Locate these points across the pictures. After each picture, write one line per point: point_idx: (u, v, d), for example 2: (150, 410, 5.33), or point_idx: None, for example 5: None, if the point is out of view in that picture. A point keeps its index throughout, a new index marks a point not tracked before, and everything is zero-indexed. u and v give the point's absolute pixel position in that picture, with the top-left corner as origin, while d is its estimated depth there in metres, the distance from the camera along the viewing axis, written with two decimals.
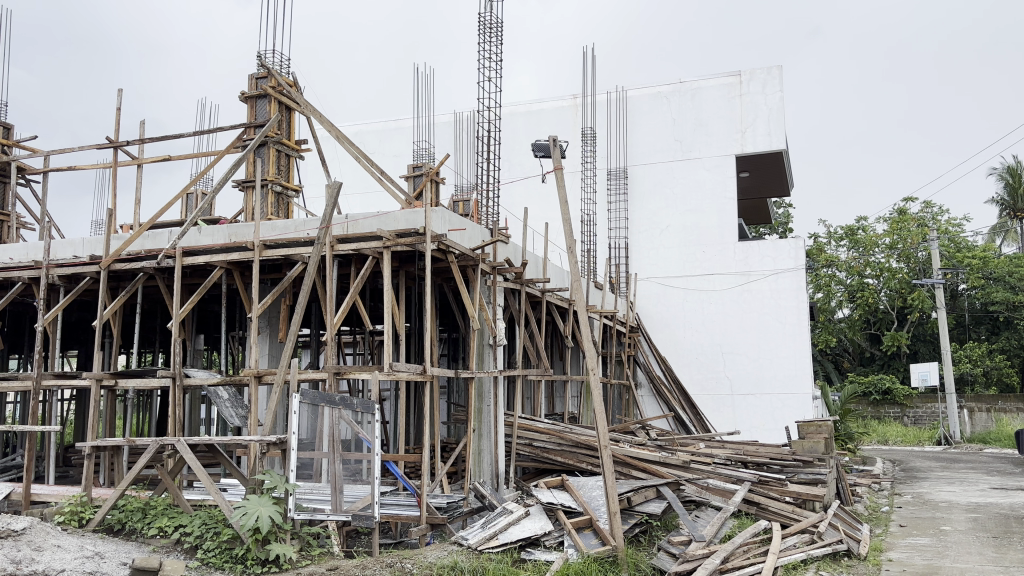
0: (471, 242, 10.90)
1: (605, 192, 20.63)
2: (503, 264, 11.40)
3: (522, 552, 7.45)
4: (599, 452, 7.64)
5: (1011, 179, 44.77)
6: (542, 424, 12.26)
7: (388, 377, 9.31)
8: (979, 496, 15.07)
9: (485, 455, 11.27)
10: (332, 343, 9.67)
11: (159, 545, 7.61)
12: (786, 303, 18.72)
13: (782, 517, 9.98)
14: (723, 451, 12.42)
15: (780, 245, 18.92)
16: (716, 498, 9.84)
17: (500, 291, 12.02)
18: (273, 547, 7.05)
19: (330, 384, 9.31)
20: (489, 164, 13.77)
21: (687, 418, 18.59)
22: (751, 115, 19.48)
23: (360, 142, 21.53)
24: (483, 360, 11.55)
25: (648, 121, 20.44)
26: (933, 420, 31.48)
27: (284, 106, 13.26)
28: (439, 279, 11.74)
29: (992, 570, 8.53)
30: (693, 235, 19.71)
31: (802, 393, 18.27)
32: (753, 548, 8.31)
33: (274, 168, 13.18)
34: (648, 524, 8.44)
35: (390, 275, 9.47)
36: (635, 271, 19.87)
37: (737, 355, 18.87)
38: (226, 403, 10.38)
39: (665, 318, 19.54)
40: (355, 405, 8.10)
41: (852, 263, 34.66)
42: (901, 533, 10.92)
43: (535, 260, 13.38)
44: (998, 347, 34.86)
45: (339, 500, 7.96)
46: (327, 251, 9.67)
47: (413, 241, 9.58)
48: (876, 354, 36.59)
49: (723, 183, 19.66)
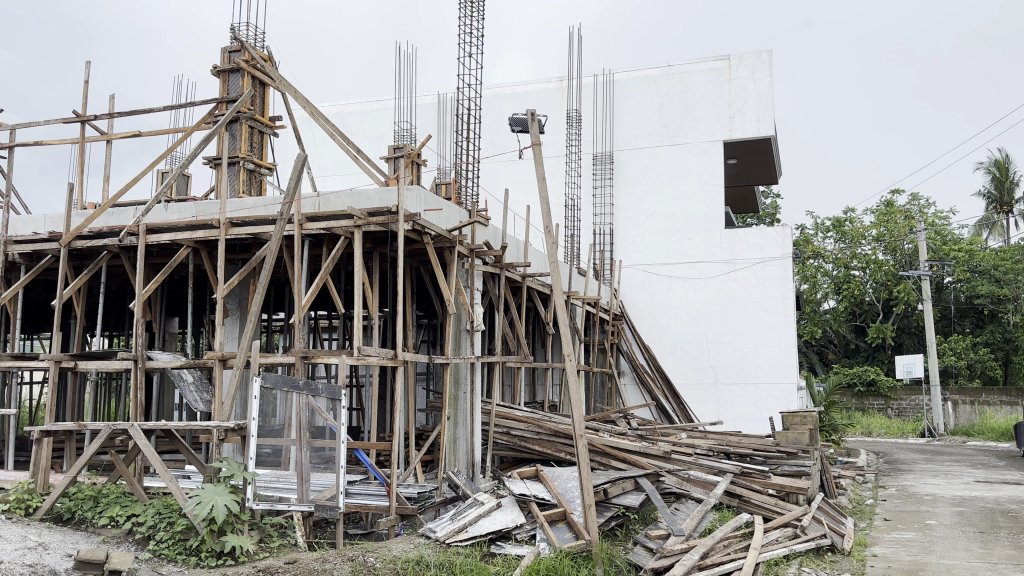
0: (449, 223, 10.49)
1: (590, 176, 20.27)
2: (481, 247, 11.02)
3: (492, 545, 7.09)
4: (574, 442, 7.25)
5: (997, 172, 44.71)
6: (521, 412, 11.94)
7: (356, 361, 8.83)
8: (964, 489, 14.88)
9: (460, 443, 10.94)
10: (301, 325, 9.25)
11: (109, 535, 7.21)
12: (773, 292, 18.44)
13: (764, 510, 9.66)
14: (704, 442, 12.12)
15: (767, 233, 18.63)
16: (696, 490, 9.53)
17: (479, 275, 11.64)
18: (228, 538, 6.71)
19: (297, 369, 8.90)
20: (469, 144, 13.36)
21: (669, 407, 18.27)
22: (739, 100, 19.15)
23: (341, 123, 21.05)
24: (460, 345, 11.18)
25: (635, 105, 20.07)
26: (916, 412, 31.51)
27: (257, 81, 12.81)
28: (415, 260, 11.37)
29: (980, 567, 8.27)
30: (680, 222, 19.39)
31: (787, 384, 18.03)
32: (734, 543, 8.01)
33: (247, 144, 12.78)
34: (625, 516, 8.10)
35: (360, 256, 9.08)
36: (619, 258, 19.54)
37: (722, 344, 18.59)
38: (189, 387, 9.88)
39: (649, 306, 19.23)
40: (320, 391, 7.66)
41: (839, 255, 34.44)
42: (885, 527, 10.66)
43: (516, 244, 12.96)
44: (981, 341, 34.95)
45: (305, 490, 7.64)
46: (296, 229, 9.26)
47: (386, 220, 9.18)
48: (860, 346, 36.54)
49: (710, 169, 19.33)
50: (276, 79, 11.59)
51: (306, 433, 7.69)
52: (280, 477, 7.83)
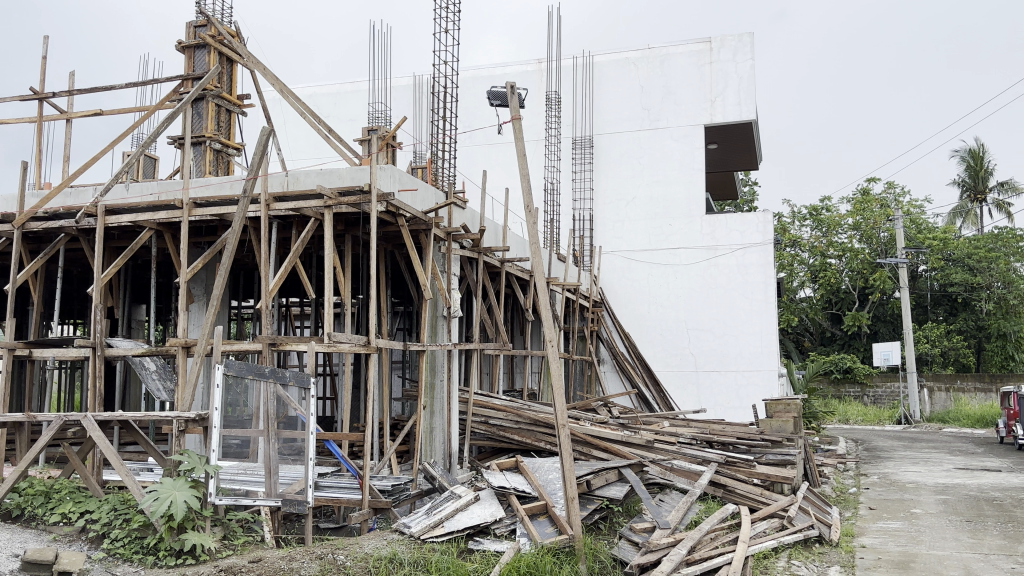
0: (424, 204, 10.07)
1: (570, 160, 19.89)
2: (458, 230, 10.60)
3: (469, 541, 6.69)
4: (557, 432, 6.87)
5: (972, 161, 44.83)
6: (499, 401, 11.60)
7: (326, 349, 8.36)
8: (946, 476, 14.73)
9: (437, 434, 10.56)
10: (269, 311, 8.81)
11: (61, 534, 6.76)
12: (753, 278, 18.20)
13: (749, 501, 9.39)
14: (687, 430, 11.83)
15: (748, 218, 18.37)
16: (681, 480, 9.23)
17: (456, 259, 11.20)
18: (188, 536, 6.30)
19: (264, 357, 8.45)
20: (446, 124, 12.92)
21: (650, 395, 18.20)
22: (720, 84, 18.85)
23: (314, 105, 20.51)
24: (437, 332, 10.80)
25: (615, 88, 19.70)
26: (892, 400, 31.51)
27: (225, 57, 12.30)
28: (390, 243, 10.96)
29: (972, 558, 8.05)
30: (660, 207, 19.09)
31: (767, 370, 17.85)
32: (722, 536, 7.72)
33: (214, 124, 12.30)
34: (609, 509, 7.75)
35: (329, 238, 8.64)
36: (599, 245, 19.21)
37: (702, 332, 18.35)
38: (152, 375, 9.45)
39: (629, 293, 18.95)
40: (288, 378, 7.35)
41: (815, 243, 34.49)
42: (871, 516, 10.44)
43: (495, 228, 12.52)
44: (955, 329, 35.14)
45: (273, 484, 7.25)
46: (263, 210, 8.79)
47: (358, 200, 8.74)
48: (837, 334, 36.57)
49: (691, 154, 19.02)
50: (243, 55, 11.11)
51: (274, 424, 7.27)
52: (247, 470, 7.19)
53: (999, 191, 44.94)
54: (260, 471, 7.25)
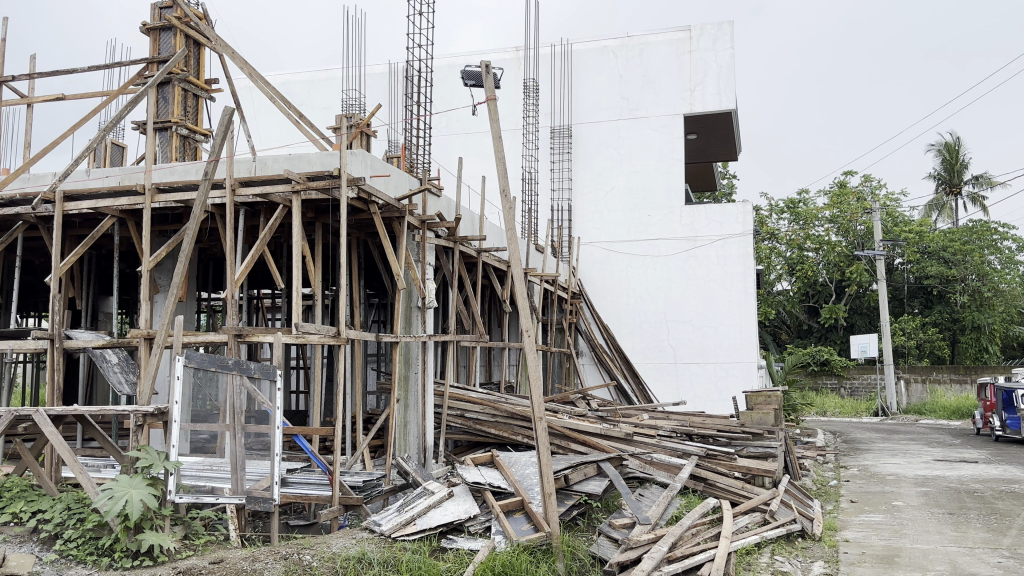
0: (397, 191, 9.75)
1: (548, 150, 19.62)
2: (433, 218, 10.28)
3: (443, 539, 6.40)
4: (534, 425, 6.59)
5: (947, 155, 45.02)
6: (475, 395, 11.33)
7: (293, 340, 8.00)
8: (925, 468, 14.64)
9: (411, 428, 10.29)
10: (234, 301, 8.47)
11: (10, 534, 6.41)
12: (733, 269, 18.04)
13: (730, 495, 9.19)
14: (667, 423, 11.62)
15: (728, 209, 18.20)
16: (661, 474, 9.01)
17: (431, 249, 10.88)
18: (144, 537, 5.97)
19: (230, 349, 8.11)
20: (421, 110, 12.58)
21: (629, 388, 17.96)
22: (700, 73, 18.65)
23: (287, 93, 20.09)
24: (411, 323, 10.47)
25: (594, 77, 19.44)
26: (869, 392, 31.57)
27: (192, 40, 11.90)
28: (362, 231, 10.64)
29: (957, 551, 7.89)
30: (639, 198, 18.87)
31: (747, 362, 17.71)
32: (704, 531, 7.51)
33: (181, 109, 11.88)
34: (587, 505, 7.46)
35: (297, 225, 8.30)
36: (578, 235, 18.97)
37: (681, 324, 18.17)
38: (114, 367, 9.16)
39: (607, 285, 18.73)
40: (253, 370, 7.00)
41: (793, 236, 34.51)
42: (853, 509, 10.29)
43: (471, 217, 12.21)
44: (930, 321, 35.31)
45: (239, 480, 6.97)
46: (228, 195, 8.44)
47: (328, 185, 8.42)
48: (813, 327, 36.63)
49: (670, 144, 18.82)
50: (210, 37, 10.72)
51: (241, 417, 7.02)
52: (212, 467, 7.05)
53: (974, 185, 45.20)
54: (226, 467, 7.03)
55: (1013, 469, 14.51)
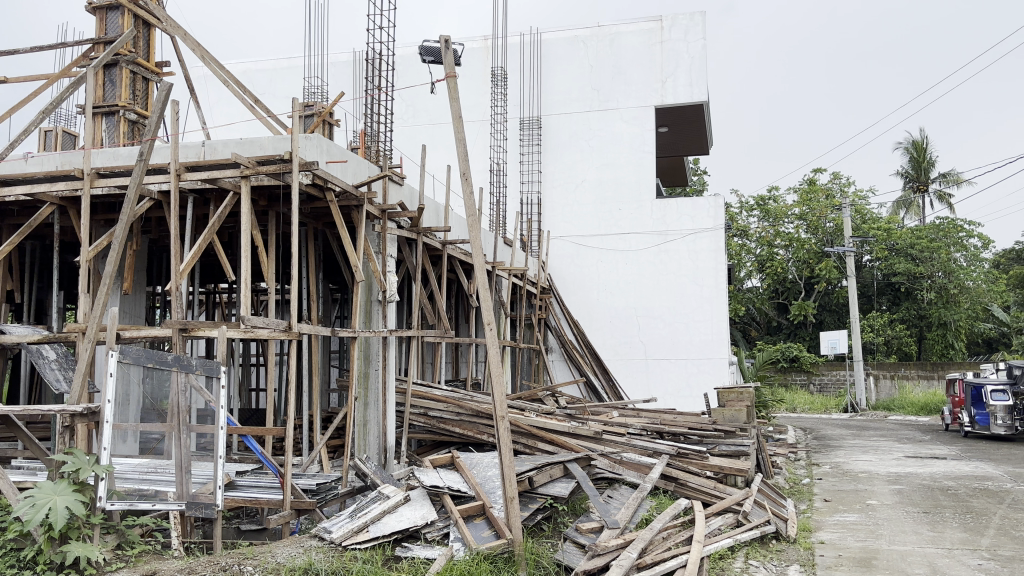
0: (356, 178, 9.27)
1: (516, 142, 19.23)
2: (394, 208, 9.80)
3: (397, 547, 5.95)
4: (495, 423, 6.13)
5: (915, 153, 45.31)
6: (439, 392, 10.90)
7: (240, 335, 7.50)
8: (898, 465, 14.45)
9: (371, 428, 9.85)
10: (180, 293, 7.97)
11: None
12: (704, 263, 17.77)
13: (702, 495, 8.85)
14: (637, 421, 11.29)
15: (699, 202, 17.93)
16: (630, 474, 8.67)
17: (393, 240, 10.41)
18: (69, 548, 5.52)
19: (175, 344, 7.62)
20: (383, 96, 12.09)
21: (599, 384, 17.68)
22: (671, 64, 18.33)
23: (248, 83, 19.49)
24: (371, 318, 10.01)
25: (563, 67, 19.06)
26: (838, 388, 31.59)
27: (141, 21, 11.35)
28: (320, 222, 10.16)
29: (936, 553, 7.62)
30: (610, 191, 18.54)
31: (718, 358, 17.45)
32: (675, 535, 7.14)
33: (129, 93, 11.33)
34: (553, 509, 7.00)
35: (245, 211, 7.81)
36: (547, 229, 18.59)
37: (652, 319, 17.87)
38: (52, 364, 8.40)
39: (577, 280, 18.38)
40: (193, 366, 6.53)
41: (762, 233, 34.56)
42: (827, 508, 10.01)
43: (435, 207, 11.74)
44: (898, 318, 35.44)
45: (183, 483, 6.59)
46: (173, 180, 7.95)
47: (279, 169, 7.93)
48: (783, 324, 36.59)
49: (641, 136, 18.50)
50: (158, 17, 10.17)
51: (186, 415, 6.58)
52: (156, 469, 6.60)
53: (941, 182, 45.49)
54: (170, 469, 6.64)
55: (984, 465, 14.37)
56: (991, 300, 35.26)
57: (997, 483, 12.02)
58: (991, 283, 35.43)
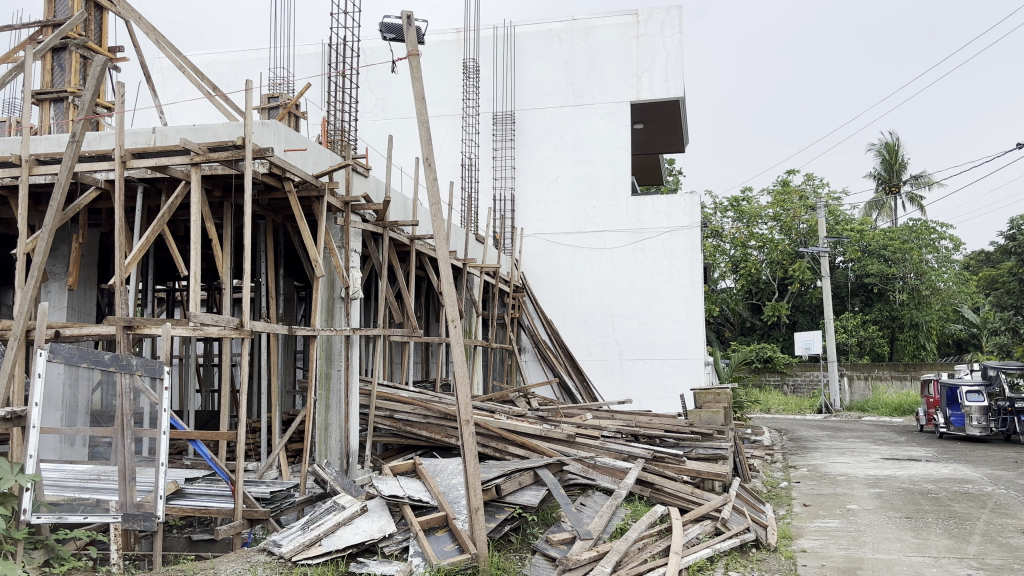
0: (315, 167, 8.77)
1: (489, 136, 18.79)
2: (358, 200, 9.31)
3: (351, 563, 5.48)
4: (460, 427, 5.66)
5: (887, 155, 45.44)
6: (406, 394, 10.44)
7: (188, 333, 6.99)
8: (875, 467, 14.19)
9: (333, 431, 9.36)
10: (124, 288, 7.42)
11: None
12: (679, 262, 17.45)
13: (679, 500, 8.48)
14: (611, 423, 10.90)
15: (674, 200, 17.61)
16: (604, 479, 8.25)
17: (357, 234, 9.91)
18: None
19: (118, 343, 7.05)
20: (348, 83, 11.57)
21: (573, 385, 17.32)
22: (647, 59, 17.99)
23: (213, 74, 18.92)
24: (333, 316, 9.50)
25: (537, 61, 18.65)
26: (812, 389, 31.41)
27: (92, 2, 10.74)
28: (279, 215, 9.65)
29: (922, 562, 7.29)
30: (584, 188, 18.17)
31: (693, 359, 17.12)
32: (651, 545, 6.73)
33: (79, 78, 10.75)
34: (522, 519, 6.53)
35: (195, 200, 7.30)
36: (520, 226, 18.18)
37: (627, 319, 17.53)
38: None
39: (552, 278, 17.98)
40: (134, 367, 6.03)
41: (736, 234, 34.44)
42: (807, 514, 9.68)
43: (403, 201, 11.25)
44: (870, 319, 35.40)
45: (125, 490, 6.11)
46: (117, 168, 7.38)
47: (231, 156, 7.40)
48: (756, 324, 36.44)
49: (616, 132, 18.14)
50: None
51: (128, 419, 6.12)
52: (100, 476, 6.15)
53: (912, 184, 45.65)
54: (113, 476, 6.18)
55: (962, 467, 14.15)
56: (961, 302, 35.37)
57: (977, 487, 11.77)
58: (961, 285, 35.58)
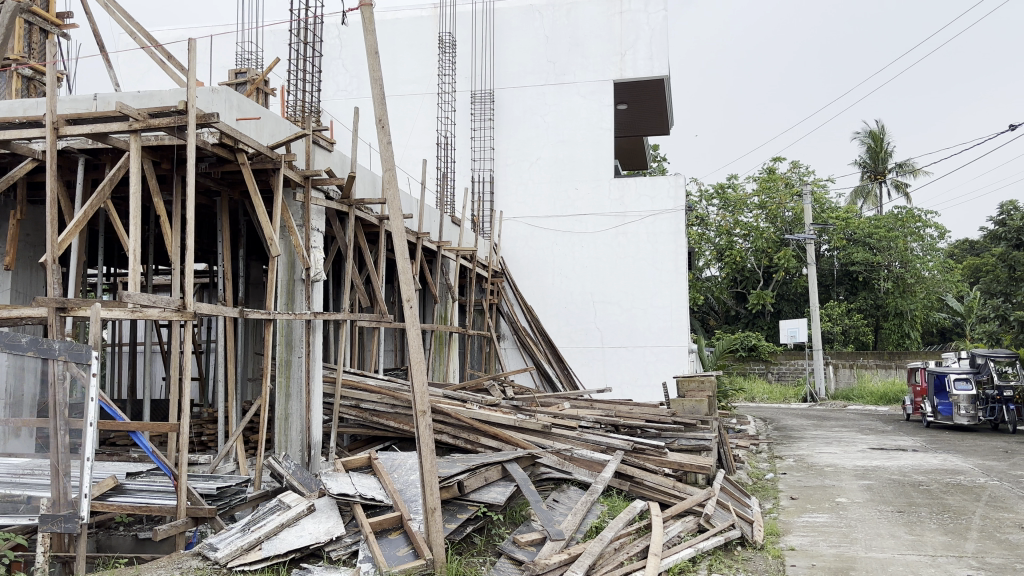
0: (269, 138, 8.15)
1: (467, 115, 18.17)
2: (319, 175, 8.70)
3: (294, 570, 4.92)
4: (415, 418, 5.09)
5: (872, 143, 45.07)
6: (373, 382, 9.87)
7: (125, 315, 6.36)
8: (863, 458, 13.74)
9: (293, 422, 8.81)
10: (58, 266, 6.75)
11: None
12: (663, 246, 16.93)
13: (660, 494, 7.97)
14: (589, 413, 10.37)
15: (658, 182, 17.07)
16: (580, 473, 7.72)
17: (321, 212, 9.29)
18: None
19: (49, 326, 6.35)
20: (312, 51, 10.92)
21: (553, 373, 16.82)
22: (631, 36, 17.40)
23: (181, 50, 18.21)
24: (293, 299, 8.89)
25: (518, 38, 18.03)
26: (797, 377, 31.02)
27: None
28: (235, 190, 9.07)
29: (920, 562, 6.80)
30: (565, 170, 17.59)
31: (676, 346, 16.64)
32: (629, 545, 6.19)
33: (23, 46, 10.14)
34: (487, 518, 5.98)
35: (134, 172, 6.67)
36: (500, 209, 17.61)
37: (610, 306, 17.02)
38: None
39: (532, 263, 17.43)
40: (56, 351, 5.41)
41: (721, 222, 34.04)
42: (794, 508, 9.19)
43: (372, 178, 10.64)
44: (855, 307, 35.02)
45: (58, 488, 5.50)
46: (49, 135, 6.69)
47: (172, 122, 6.73)
48: (741, 313, 36.04)
49: (598, 112, 17.58)
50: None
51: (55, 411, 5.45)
52: (32, 471, 5.57)
53: (897, 173, 45.35)
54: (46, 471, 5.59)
55: (951, 458, 13.73)
56: (946, 290, 35.09)
57: (970, 479, 11.34)
58: (946, 273, 35.30)
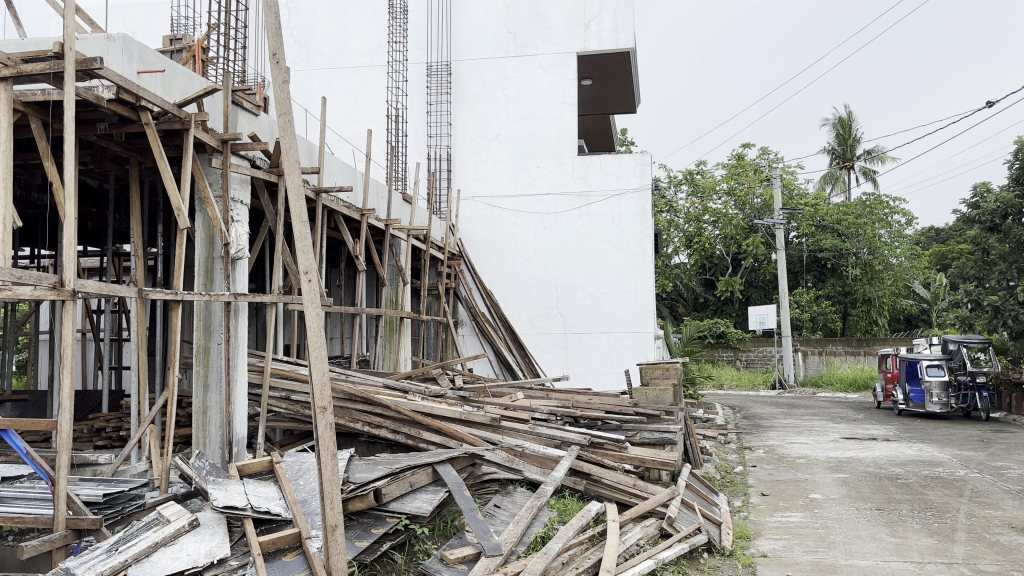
0: (174, 95, 7.15)
1: (422, 88, 17.28)
2: (240, 138, 7.74)
3: None
4: (313, 416, 4.16)
5: (841, 129, 44.59)
6: (306, 371, 8.94)
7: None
8: (835, 449, 13.08)
9: (213, 416, 7.87)
10: None
11: None
12: (628, 228, 16.13)
13: (618, 494, 7.20)
14: (543, 403, 9.55)
15: (624, 160, 16.25)
16: (531, 471, 6.89)
17: (246, 182, 8.33)
18: None
19: None
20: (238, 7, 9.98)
21: (513, 361, 16.00)
22: (596, 5, 16.50)
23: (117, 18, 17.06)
24: (212, 279, 7.93)
25: (476, 8, 17.06)
26: (765, 364, 30.48)
27: None
28: (147, 157, 8.08)
29: (907, 570, 6.06)
30: (526, 147, 16.73)
31: (643, 332, 15.89)
32: (579, 558, 5.38)
33: None
34: (412, 531, 5.14)
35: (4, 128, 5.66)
36: (457, 188, 16.72)
37: (572, 290, 16.21)
38: None
39: (491, 246, 16.57)
40: None
41: (691, 209, 33.40)
42: (766, 506, 8.46)
43: (308, 147, 9.69)
44: (823, 293, 34.58)
45: None
46: None
47: (46, 68, 5.72)
48: (709, 300, 35.47)
49: (561, 86, 16.71)
50: None
51: None
52: None
53: (865, 159, 45.01)
54: None
55: (926, 448, 13.12)
56: (913, 276, 34.79)
57: (948, 470, 10.71)
58: (913, 260, 34.97)
